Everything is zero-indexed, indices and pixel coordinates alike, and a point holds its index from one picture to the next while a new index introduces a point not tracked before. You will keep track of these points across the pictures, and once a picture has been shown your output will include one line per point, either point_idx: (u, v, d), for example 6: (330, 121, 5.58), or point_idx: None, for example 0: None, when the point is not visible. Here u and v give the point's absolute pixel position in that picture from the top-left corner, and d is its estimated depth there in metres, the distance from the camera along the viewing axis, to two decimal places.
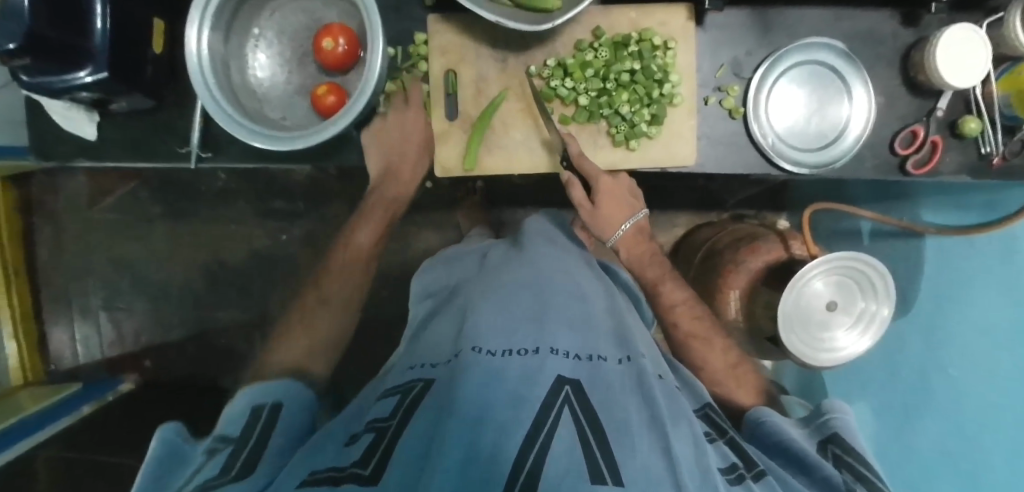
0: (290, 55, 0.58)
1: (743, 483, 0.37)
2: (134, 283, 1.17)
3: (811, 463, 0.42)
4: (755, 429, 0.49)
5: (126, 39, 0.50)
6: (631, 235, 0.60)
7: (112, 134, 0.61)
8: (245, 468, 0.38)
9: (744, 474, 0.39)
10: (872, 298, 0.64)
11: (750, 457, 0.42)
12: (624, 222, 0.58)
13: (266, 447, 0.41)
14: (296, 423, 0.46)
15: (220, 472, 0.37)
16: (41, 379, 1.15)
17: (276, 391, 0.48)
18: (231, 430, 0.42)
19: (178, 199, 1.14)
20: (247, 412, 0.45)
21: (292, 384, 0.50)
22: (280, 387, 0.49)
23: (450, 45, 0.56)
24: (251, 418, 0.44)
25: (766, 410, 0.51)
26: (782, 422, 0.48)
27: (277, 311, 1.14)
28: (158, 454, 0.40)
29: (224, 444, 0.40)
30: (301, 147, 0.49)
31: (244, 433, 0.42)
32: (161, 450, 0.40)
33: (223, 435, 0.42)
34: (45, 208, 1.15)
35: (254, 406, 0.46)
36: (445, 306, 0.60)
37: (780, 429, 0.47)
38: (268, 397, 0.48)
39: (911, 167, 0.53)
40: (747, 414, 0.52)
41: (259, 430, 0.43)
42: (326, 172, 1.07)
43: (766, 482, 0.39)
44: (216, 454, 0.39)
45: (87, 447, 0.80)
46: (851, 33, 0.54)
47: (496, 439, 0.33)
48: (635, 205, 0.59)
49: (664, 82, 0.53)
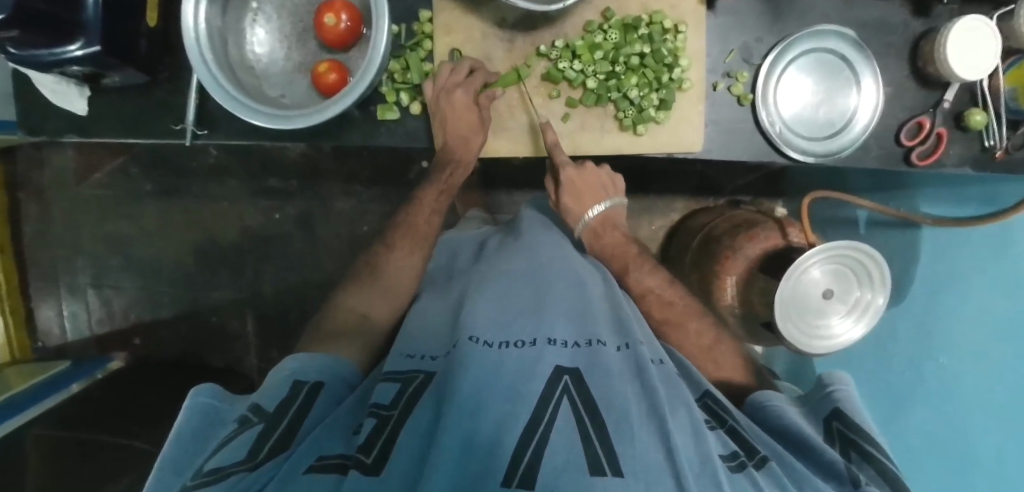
0: (289, 30, 0.56)
1: (746, 471, 0.37)
2: (124, 261, 1.15)
3: (812, 448, 0.42)
4: (756, 412, 0.49)
5: (118, 12, 0.48)
6: (596, 225, 0.64)
7: (102, 109, 0.59)
8: (271, 455, 0.37)
9: (747, 462, 0.39)
10: (867, 287, 0.65)
11: (750, 443, 0.41)
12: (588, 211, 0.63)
13: (299, 429, 0.41)
14: (331, 407, 0.46)
15: (246, 455, 0.36)
16: (31, 356, 1.14)
17: (320, 370, 0.49)
18: (267, 404, 0.43)
19: (169, 175, 1.11)
20: (288, 388, 0.45)
21: (334, 362, 0.50)
22: (325, 365, 0.49)
23: (455, 23, 0.54)
24: (289, 397, 0.44)
25: (768, 393, 0.50)
26: (785, 406, 0.47)
27: (271, 290, 1.13)
28: (193, 422, 0.42)
29: (258, 420, 0.40)
30: (303, 126, 0.47)
31: (277, 412, 0.42)
32: (194, 416, 0.42)
33: (259, 407, 0.42)
34: (30, 183, 1.13)
35: (294, 383, 0.46)
36: (443, 291, 0.61)
37: (782, 412, 0.47)
38: (311, 373, 0.48)
39: (915, 158, 0.53)
40: (750, 397, 0.51)
41: (292, 413, 0.42)
42: (320, 151, 1.05)
43: (769, 470, 0.38)
44: (249, 428, 0.39)
45: (76, 425, 0.79)
46: (862, 21, 0.53)
47: (496, 435, 0.34)
48: (603, 194, 0.64)
49: (674, 67, 0.52)
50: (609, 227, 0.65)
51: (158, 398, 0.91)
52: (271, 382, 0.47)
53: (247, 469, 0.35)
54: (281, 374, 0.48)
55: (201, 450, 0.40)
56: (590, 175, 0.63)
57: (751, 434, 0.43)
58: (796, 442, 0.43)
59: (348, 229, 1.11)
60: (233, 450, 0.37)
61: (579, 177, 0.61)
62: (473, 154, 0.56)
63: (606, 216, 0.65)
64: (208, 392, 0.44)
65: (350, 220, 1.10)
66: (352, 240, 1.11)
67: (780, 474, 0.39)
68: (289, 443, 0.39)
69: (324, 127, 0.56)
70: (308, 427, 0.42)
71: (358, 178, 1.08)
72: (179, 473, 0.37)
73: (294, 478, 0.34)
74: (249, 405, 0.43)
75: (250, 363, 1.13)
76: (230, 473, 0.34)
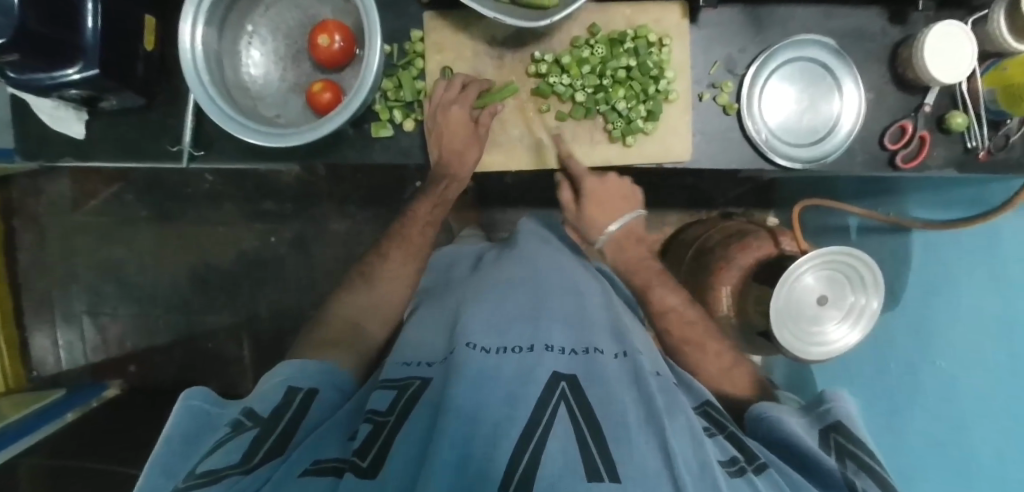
0: (284, 52, 0.58)
1: (744, 476, 0.37)
2: (119, 287, 1.15)
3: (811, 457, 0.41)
4: (756, 425, 0.48)
5: (116, 37, 0.49)
6: (620, 238, 0.63)
7: (100, 132, 0.60)
8: (264, 459, 0.37)
9: (746, 467, 0.38)
10: (861, 291, 0.65)
11: (750, 450, 0.41)
12: (611, 223, 0.62)
13: (294, 435, 0.40)
14: (328, 414, 0.45)
15: (241, 459, 0.36)
16: (23, 386, 1.12)
17: (315, 374, 0.48)
18: (262, 409, 0.42)
19: (165, 200, 1.12)
20: (283, 393, 0.45)
21: (331, 368, 0.50)
22: (322, 370, 0.49)
23: (446, 42, 0.56)
24: (285, 401, 0.44)
25: (765, 405, 0.49)
26: (783, 416, 0.46)
27: (267, 313, 1.13)
28: (185, 424, 0.41)
29: (252, 424, 0.40)
30: (298, 144, 0.48)
31: (273, 417, 0.42)
32: (185, 418, 0.42)
33: (253, 413, 0.42)
34: (27, 211, 1.13)
35: (290, 388, 0.46)
36: (439, 303, 0.61)
37: (781, 423, 0.45)
38: (305, 379, 0.47)
39: (900, 162, 0.54)
40: (749, 410, 0.50)
41: (287, 418, 0.42)
42: (316, 173, 1.05)
43: (768, 475, 0.38)
44: (244, 432, 0.39)
45: (71, 453, 0.78)
46: (841, 30, 0.55)
47: (492, 440, 0.34)
48: (626, 206, 0.63)
49: (660, 79, 0.53)
50: (632, 242, 0.64)
51: (151, 424, 0.89)
52: (266, 387, 0.46)
53: (241, 472, 0.35)
54: (274, 381, 0.47)
55: (193, 452, 0.39)
56: (613, 185, 0.62)
57: (750, 442, 0.43)
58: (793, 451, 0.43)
59: (345, 249, 1.11)
60: (225, 453, 0.36)
61: (601, 187, 0.61)
62: (467, 168, 0.56)
63: (630, 228, 0.63)
64: (201, 396, 0.44)
65: (346, 241, 1.10)
66: (348, 260, 1.10)
67: (779, 481, 0.38)
68: (285, 448, 0.39)
69: (318, 145, 0.57)
70: (301, 434, 0.41)
71: (353, 198, 1.09)
72: (168, 475, 0.37)
73: (287, 482, 0.33)
74: (243, 409, 0.43)
75: (246, 387, 1.11)
76: (222, 476, 0.34)
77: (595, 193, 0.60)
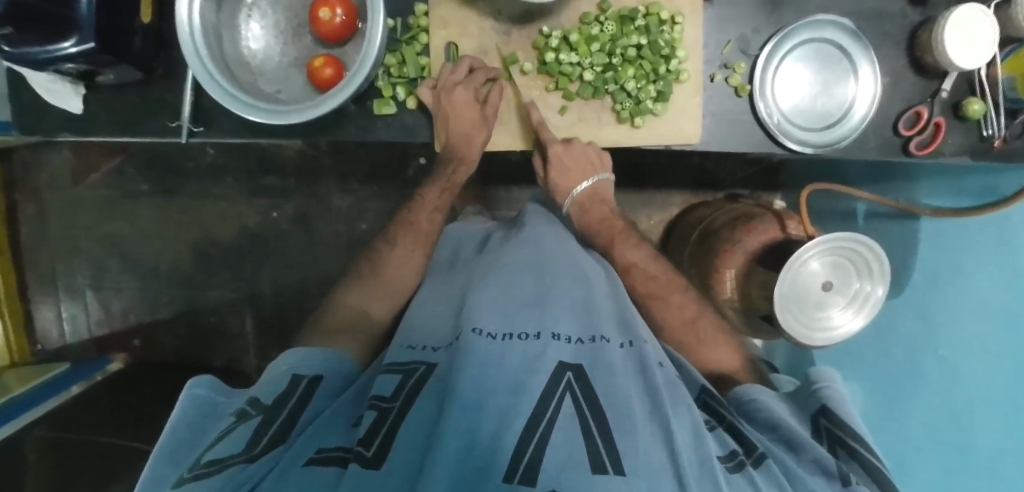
0: (284, 25, 0.56)
1: (743, 470, 0.37)
2: (122, 262, 1.15)
3: (800, 444, 0.42)
4: (743, 407, 0.49)
5: (113, 9, 0.47)
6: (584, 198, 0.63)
7: (98, 108, 0.59)
8: (269, 445, 0.38)
9: (744, 460, 0.39)
10: (866, 278, 0.65)
11: (747, 438, 0.42)
12: (578, 186, 0.60)
13: (297, 421, 0.41)
14: (331, 397, 0.46)
15: (245, 447, 0.37)
16: (29, 359, 1.14)
17: (317, 364, 0.49)
18: (265, 397, 0.44)
19: (166, 175, 1.11)
20: (287, 381, 0.46)
21: (333, 357, 0.51)
22: (323, 357, 0.50)
23: (451, 17, 0.54)
24: (288, 390, 0.45)
25: (755, 388, 0.50)
26: (773, 402, 0.47)
27: (269, 289, 1.13)
28: (190, 414, 0.42)
29: (256, 413, 0.41)
30: (298, 122, 0.47)
31: (276, 405, 0.43)
32: (191, 407, 0.43)
33: (257, 402, 0.43)
34: (27, 185, 1.12)
35: (294, 376, 0.47)
36: (446, 281, 0.62)
37: (770, 407, 0.47)
38: (309, 367, 0.49)
39: (914, 147, 0.53)
40: (734, 391, 0.52)
41: (290, 404, 0.43)
42: (318, 148, 1.04)
43: (767, 468, 0.38)
44: (248, 420, 0.40)
45: (77, 424, 0.80)
46: (859, 12, 0.53)
47: (498, 431, 0.34)
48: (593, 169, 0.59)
49: (671, 58, 0.52)
50: (597, 202, 0.64)
51: (157, 398, 0.91)
52: (272, 374, 0.48)
53: (246, 460, 0.36)
54: (278, 371, 0.48)
55: (196, 440, 0.40)
56: (581, 152, 0.56)
57: (747, 430, 0.43)
58: (782, 433, 0.44)
59: (346, 226, 1.10)
60: (233, 440, 0.37)
61: (567, 154, 0.56)
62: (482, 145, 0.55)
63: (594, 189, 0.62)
64: (206, 386, 0.45)
65: (348, 218, 1.10)
66: (350, 237, 1.10)
67: (777, 471, 0.39)
68: (288, 434, 0.39)
69: (319, 122, 0.56)
70: (304, 420, 0.42)
71: (355, 176, 1.08)
72: (173, 463, 0.37)
73: (293, 471, 0.34)
74: (248, 399, 0.44)
75: (249, 363, 1.12)
76: (228, 465, 0.35)
77: (561, 160, 0.56)
